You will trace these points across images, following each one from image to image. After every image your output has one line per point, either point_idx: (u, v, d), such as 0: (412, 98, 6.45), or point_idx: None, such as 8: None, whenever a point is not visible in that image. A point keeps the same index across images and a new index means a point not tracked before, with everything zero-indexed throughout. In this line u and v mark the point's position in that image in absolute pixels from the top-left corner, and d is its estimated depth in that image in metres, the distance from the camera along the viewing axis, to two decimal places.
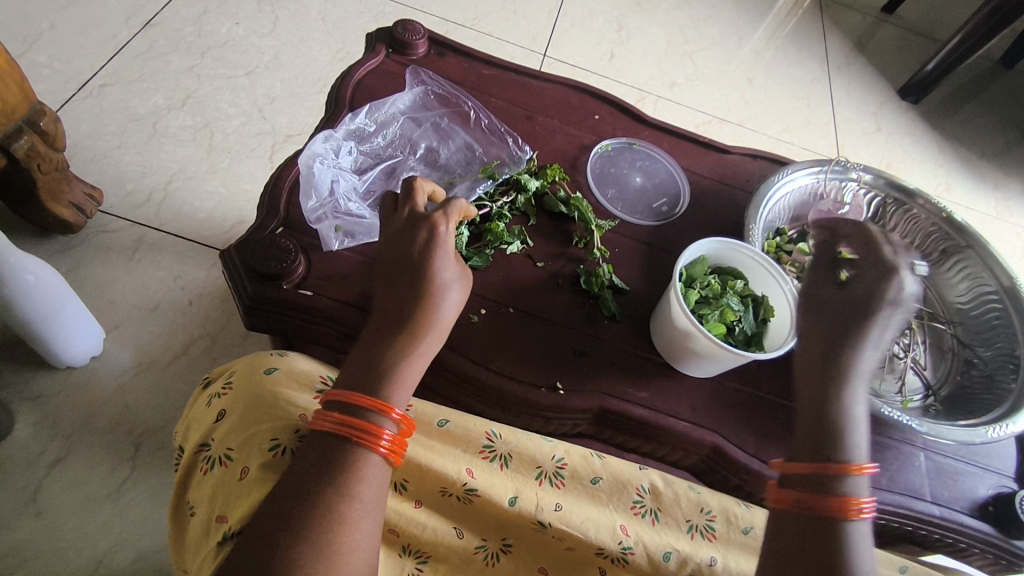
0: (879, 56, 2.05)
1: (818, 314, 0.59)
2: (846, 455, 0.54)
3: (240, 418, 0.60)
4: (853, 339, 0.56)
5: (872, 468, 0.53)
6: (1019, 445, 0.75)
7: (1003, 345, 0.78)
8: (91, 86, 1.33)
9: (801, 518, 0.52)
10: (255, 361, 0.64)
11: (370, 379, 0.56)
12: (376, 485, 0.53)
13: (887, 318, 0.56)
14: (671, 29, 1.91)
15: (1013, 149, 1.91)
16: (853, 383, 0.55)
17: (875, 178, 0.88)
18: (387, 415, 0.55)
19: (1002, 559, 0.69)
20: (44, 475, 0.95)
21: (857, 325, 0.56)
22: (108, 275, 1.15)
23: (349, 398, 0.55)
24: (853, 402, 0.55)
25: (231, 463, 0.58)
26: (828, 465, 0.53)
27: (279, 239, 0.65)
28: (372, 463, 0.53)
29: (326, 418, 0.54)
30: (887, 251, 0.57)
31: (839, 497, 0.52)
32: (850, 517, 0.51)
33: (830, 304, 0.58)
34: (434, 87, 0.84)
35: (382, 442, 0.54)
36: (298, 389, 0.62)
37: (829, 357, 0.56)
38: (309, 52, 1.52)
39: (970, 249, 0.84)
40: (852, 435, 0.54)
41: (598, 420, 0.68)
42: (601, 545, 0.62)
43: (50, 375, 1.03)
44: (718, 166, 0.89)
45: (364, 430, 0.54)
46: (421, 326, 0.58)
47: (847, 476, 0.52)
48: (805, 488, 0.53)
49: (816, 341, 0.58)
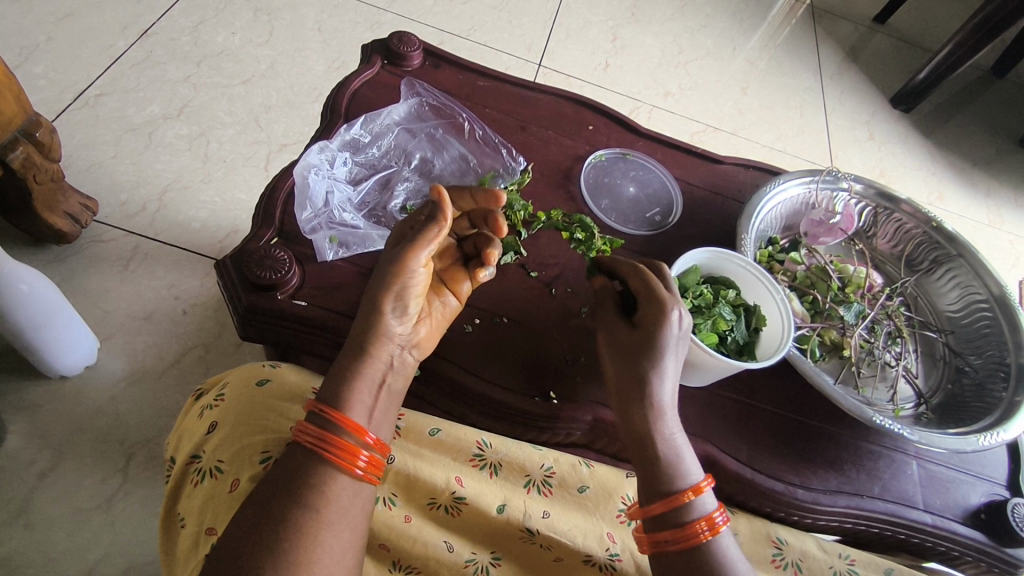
0: (871, 65, 2.07)
1: (615, 349, 0.62)
2: (680, 483, 0.58)
3: (232, 430, 0.60)
4: (646, 368, 0.59)
5: (709, 483, 0.58)
6: (1010, 453, 0.75)
7: (994, 353, 0.79)
8: (87, 96, 1.34)
9: (666, 554, 0.56)
10: (248, 372, 0.65)
11: (342, 391, 0.56)
12: (349, 506, 0.53)
13: (673, 347, 0.59)
14: (665, 39, 1.93)
15: (1003, 157, 1.93)
16: (656, 409, 0.59)
17: (864, 188, 0.89)
18: (359, 438, 0.55)
19: (994, 567, 0.69)
20: (35, 487, 0.95)
21: (641, 354, 0.59)
22: (102, 284, 1.15)
23: (327, 411, 0.55)
24: (661, 423, 0.59)
25: (222, 475, 0.58)
26: (671, 496, 0.57)
27: (272, 250, 0.65)
28: (344, 482, 0.53)
29: (307, 430, 0.54)
30: (661, 289, 0.60)
31: (688, 524, 0.56)
32: (707, 538, 0.55)
33: (622, 339, 0.62)
34: (429, 99, 0.85)
35: (358, 463, 0.54)
36: (289, 401, 0.63)
37: (625, 386, 0.60)
38: (305, 61, 1.53)
39: (961, 257, 0.85)
40: (674, 462, 0.58)
41: (591, 429, 0.67)
42: (590, 552, 0.62)
43: (43, 386, 1.03)
44: (711, 176, 0.90)
45: (338, 449, 0.54)
46: (376, 333, 0.58)
47: (690, 502, 0.56)
48: (661, 526, 0.57)
49: (617, 374, 0.61)
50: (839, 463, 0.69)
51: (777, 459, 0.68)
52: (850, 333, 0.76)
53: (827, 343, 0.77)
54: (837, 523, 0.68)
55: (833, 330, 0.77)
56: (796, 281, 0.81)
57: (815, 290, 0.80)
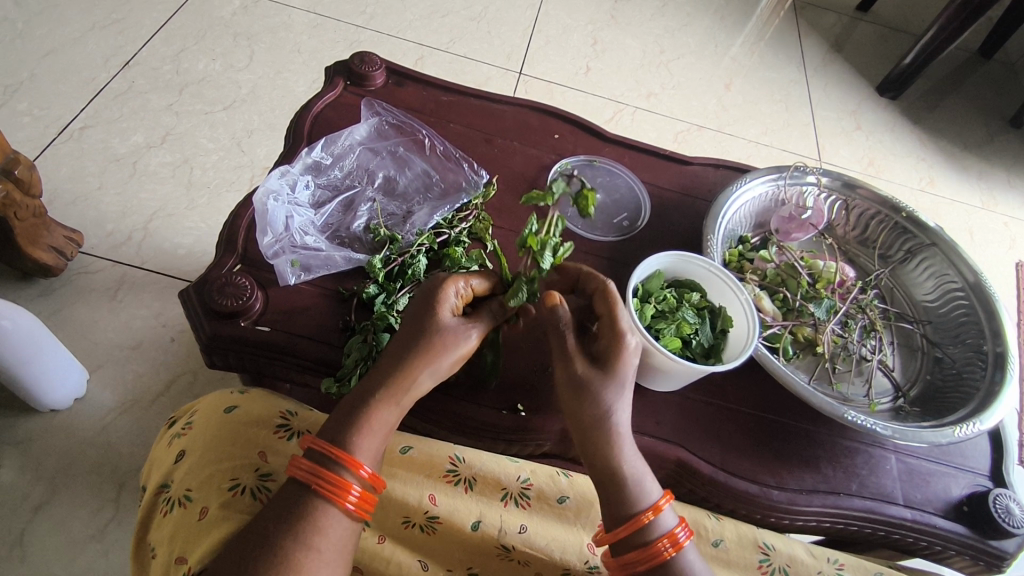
0: (856, 55, 2.06)
1: (572, 385, 0.58)
2: (641, 503, 0.57)
3: (200, 457, 0.60)
4: (609, 398, 0.58)
5: (668, 501, 0.58)
6: (992, 442, 0.74)
7: (971, 341, 0.78)
8: (71, 130, 1.35)
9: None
10: (217, 400, 0.65)
11: (339, 428, 0.55)
12: (339, 541, 0.53)
13: (629, 374, 0.59)
14: (646, 40, 1.93)
15: (994, 139, 1.92)
16: (616, 443, 0.58)
17: (832, 180, 0.88)
18: (354, 471, 0.54)
19: (980, 561, 0.68)
20: (28, 521, 0.95)
21: (600, 386, 0.58)
22: (90, 316, 1.16)
23: (326, 448, 0.54)
24: (623, 452, 0.58)
25: (191, 503, 0.58)
26: (632, 518, 0.57)
27: (234, 277, 0.66)
28: (336, 518, 0.53)
29: (300, 465, 0.54)
30: (623, 322, 0.59)
31: (650, 543, 0.56)
32: (669, 555, 0.56)
33: (579, 373, 0.58)
34: (390, 118, 0.86)
35: (349, 499, 0.54)
36: (256, 426, 0.63)
37: (586, 417, 0.58)
38: (285, 84, 1.54)
39: (934, 246, 0.84)
40: (636, 489, 0.57)
41: (562, 439, 0.68)
42: (567, 564, 0.62)
43: (33, 420, 1.04)
44: (681, 178, 0.90)
45: (332, 484, 0.53)
46: (404, 385, 0.56)
47: (650, 521, 0.56)
48: (624, 547, 0.57)
49: (575, 405, 0.58)
50: (815, 461, 0.69)
51: (750, 459, 0.68)
52: (823, 329, 0.76)
53: (801, 340, 0.77)
54: (816, 522, 0.67)
55: (806, 326, 0.77)
56: (766, 280, 0.80)
57: (785, 288, 0.79)
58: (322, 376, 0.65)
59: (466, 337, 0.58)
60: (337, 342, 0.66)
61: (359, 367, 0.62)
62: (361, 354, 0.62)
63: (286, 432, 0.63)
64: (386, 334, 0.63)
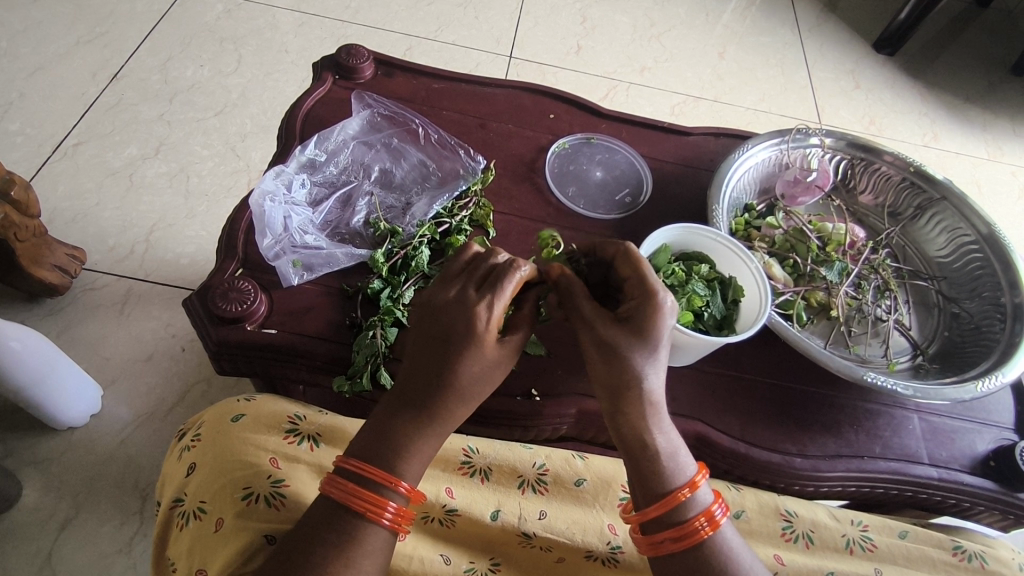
0: (850, 13, 2.02)
1: (601, 350, 0.56)
2: (676, 479, 0.55)
3: (211, 470, 0.60)
4: (641, 362, 0.55)
5: (704, 476, 0.56)
6: (1014, 395, 0.73)
7: (987, 294, 0.77)
8: (64, 148, 1.35)
9: (666, 554, 0.54)
10: (222, 408, 0.65)
11: (380, 448, 0.54)
12: (379, 556, 0.52)
13: (665, 335, 0.56)
14: (635, 14, 1.89)
15: (997, 88, 1.88)
16: (649, 408, 0.56)
17: (836, 140, 0.86)
18: (395, 488, 0.53)
19: (1010, 515, 0.67)
20: (56, 539, 0.96)
21: (630, 349, 0.55)
22: (100, 332, 1.16)
23: (362, 467, 0.54)
24: (657, 420, 0.56)
25: (207, 516, 0.58)
26: (667, 496, 0.54)
27: (237, 281, 0.65)
28: (377, 535, 0.53)
29: (335, 484, 0.53)
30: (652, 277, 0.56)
31: (686, 521, 0.54)
32: (706, 534, 0.54)
33: (609, 337, 0.55)
34: (381, 109, 0.85)
35: (385, 514, 0.53)
36: (265, 432, 0.63)
37: (618, 383, 0.55)
38: (275, 85, 1.53)
39: (945, 200, 0.83)
40: (671, 460, 0.55)
41: (578, 421, 0.67)
42: (591, 547, 0.62)
43: (51, 439, 1.04)
44: (682, 149, 0.88)
45: (372, 502, 0.53)
46: (452, 415, 0.55)
47: (686, 499, 0.54)
48: (658, 526, 0.55)
49: (605, 365, 0.55)
50: (836, 426, 0.68)
51: (770, 428, 0.67)
52: (836, 292, 0.75)
53: (814, 305, 0.76)
54: (841, 487, 0.67)
55: (818, 291, 0.76)
56: (775, 246, 0.79)
57: (795, 253, 0.78)
58: (333, 374, 0.64)
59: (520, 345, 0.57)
60: (346, 339, 0.65)
61: (370, 364, 0.61)
62: (370, 350, 0.62)
63: (296, 437, 0.64)
64: (394, 329, 0.64)
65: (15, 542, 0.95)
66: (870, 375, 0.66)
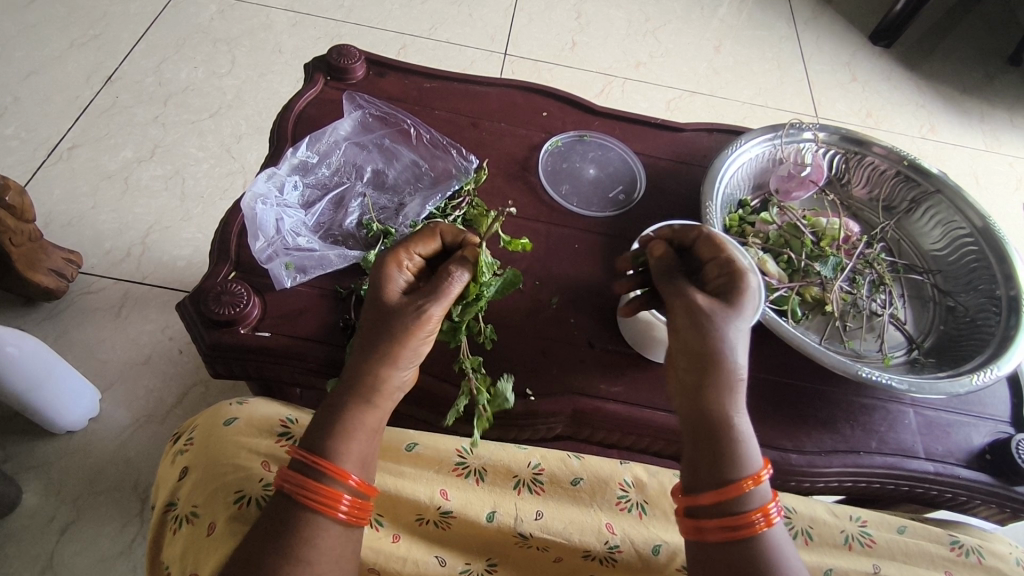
0: (846, 6, 2.01)
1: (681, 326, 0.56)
2: (741, 469, 0.53)
3: (203, 474, 0.61)
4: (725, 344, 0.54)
5: (769, 473, 0.53)
6: (1010, 388, 0.74)
7: (983, 286, 0.77)
8: (59, 152, 1.34)
9: (713, 541, 0.52)
10: (215, 413, 0.65)
11: (323, 438, 0.54)
12: (330, 550, 0.51)
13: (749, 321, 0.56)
14: (631, 9, 1.89)
15: (995, 78, 1.88)
16: (728, 394, 0.54)
17: (830, 135, 0.86)
18: (342, 480, 0.52)
19: (1007, 508, 0.67)
20: (57, 542, 0.96)
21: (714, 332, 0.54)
22: (97, 335, 1.16)
23: (309, 457, 0.53)
24: (733, 407, 0.54)
25: (198, 519, 0.58)
26: (728, 485, 0.52)
27: (229, 284, 0.65)
28: (324, 528, 0.51)
29: (286, 475, 0.53)
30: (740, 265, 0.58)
31: (744, 513, 0.51)
32: (762, 529, 0.51)
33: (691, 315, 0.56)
34: (372, 109, 0.84)
35: (340, 508, 0.52)
36: (258, 436, 0.63)
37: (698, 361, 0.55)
38: (270, 85, 1.53)
39: (940, 192, 0.82)
40: (738, 447, 0.53)
41: (573, 420, 0.67)
42: (587, 547, 0.62)
43: (50, 443, 1.04)
44: (675, 145, 0.88)
45: (319, 494, 0.52)
46: (381, 390, 0.55)
47: (749, 491, 0.52)
48: (712, 512, 0.52)
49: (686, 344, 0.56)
50: (832, 422, 0.68)
51: (765, 424, 0.67)
52: (831, 287, 0.75)
53: (809, 300, 0.76)
54: (838, 482, 0.67)
55: (813, 286, 0.75)
56: (769, 242, 0.78)
57: (790, 248, 0.78)
58: (327, 377, 0.64)
59: (458, 281, 0.57)
60: (339, 341, 0.65)
61: None
62: None
63: (288, 440, 0.64)
64: None
65: (15, 547, 0.96)
66: (866, 370, 0.66)
